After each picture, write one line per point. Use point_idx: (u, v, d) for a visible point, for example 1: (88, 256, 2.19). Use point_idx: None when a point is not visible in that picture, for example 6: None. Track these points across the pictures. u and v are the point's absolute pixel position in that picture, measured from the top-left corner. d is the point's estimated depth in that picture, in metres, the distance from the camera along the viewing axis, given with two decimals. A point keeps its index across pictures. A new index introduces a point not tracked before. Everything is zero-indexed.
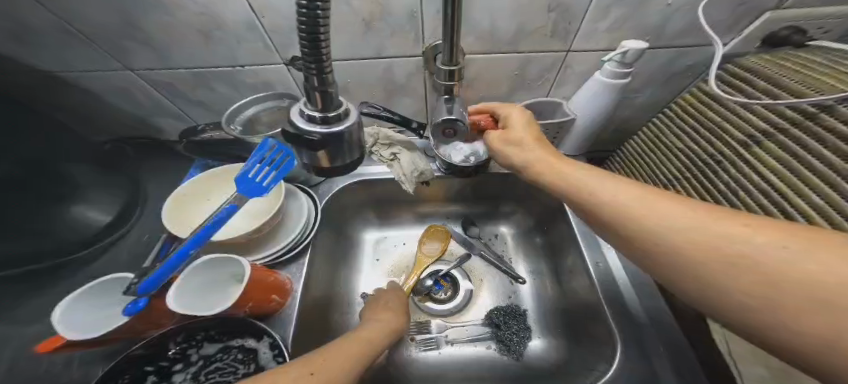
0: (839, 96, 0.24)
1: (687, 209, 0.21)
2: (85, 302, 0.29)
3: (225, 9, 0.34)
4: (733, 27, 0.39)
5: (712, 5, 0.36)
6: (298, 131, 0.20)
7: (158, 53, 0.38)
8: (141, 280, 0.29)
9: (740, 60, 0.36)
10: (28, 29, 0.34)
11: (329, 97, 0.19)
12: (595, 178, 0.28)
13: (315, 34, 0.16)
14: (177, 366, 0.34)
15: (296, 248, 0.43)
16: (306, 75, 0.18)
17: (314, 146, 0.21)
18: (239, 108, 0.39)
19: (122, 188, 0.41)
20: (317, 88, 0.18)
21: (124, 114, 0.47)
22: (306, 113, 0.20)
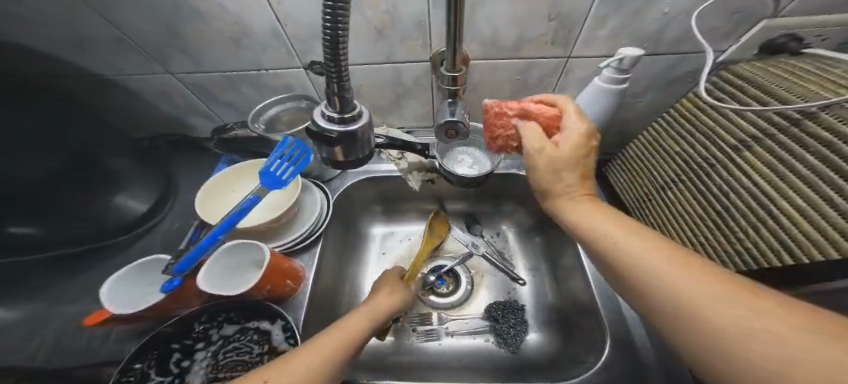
0: (822, 103, 0.25)
1: (681, 267, 0.22)
2: (127, 280, 0.33)
3: (253, 18, 0.38)
4: (730, 35, 0.40)
5: (705, 15, 0.38)
6: (318, 129, 0.24)
7: (192, 58, 0.43)
8: (178, 260, 0.33)
9: (735, 66, 0.37)
10: (84, 37, 0.39)
11: (346, 101, 0.23)
12: (612, 223, 0.28)
13: (336, 47, 0.19)
14: (200, 344, 0.37)
15: (310, 238, 0.47)
16: (327, 82, 0.21)
17: (332, 143, 0.24)
18: (262, 109, 0.44)
19: (155, 180, 0.45)
20: (337, 93, 0.22)
21: (159, 112, 0.52)
22: (326, 114, 0.23)
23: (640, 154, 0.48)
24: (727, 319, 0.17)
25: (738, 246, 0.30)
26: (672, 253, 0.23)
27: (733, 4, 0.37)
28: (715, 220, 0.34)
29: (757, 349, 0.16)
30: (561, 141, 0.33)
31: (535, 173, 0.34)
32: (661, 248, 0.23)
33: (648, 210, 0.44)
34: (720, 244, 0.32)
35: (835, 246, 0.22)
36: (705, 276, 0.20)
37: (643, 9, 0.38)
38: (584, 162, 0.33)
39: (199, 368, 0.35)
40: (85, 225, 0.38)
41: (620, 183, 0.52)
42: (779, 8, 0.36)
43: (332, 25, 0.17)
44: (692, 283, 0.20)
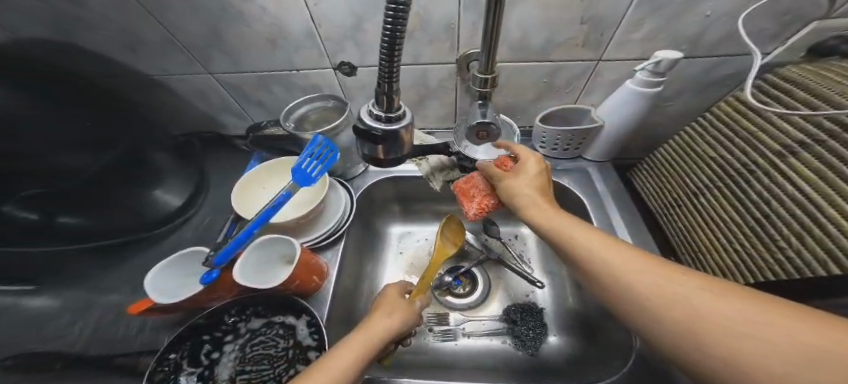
0: None
1: (648, 266, 0.23)
2: (167, 271, 0.35)
3: (293, 20, 0.39)
4: (776, 37, 0.39)
5: (753, 17, 0.37)
6: (365, 127, 0.25)
7: (232, 59, 0.44)
8: (218, 252, 0.35)
9: (782, 69, 0.36)
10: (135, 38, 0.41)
11: (393, 101, 0.23)
12: (574, 226, 0.29)
13: (393, 48, 0.20)
14: (228, 337, 0.37)
15: (332, 236, 0.47)
16: (378, 82, 0.22)
17: (377, 140, 0.25)
18: (293, 108, 0.45)
19: (190, 175, 0.47)
20: (386, 93, 0.23)
21: (193, 110, 0.54)
22: (373, 113, 0.24)
23: (675, 159, 0.46)
24: (695, 308, 0.19)
25: (780, 254, 0.30)
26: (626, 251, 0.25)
27: (785, 3, 0.36)
28: (753, 226, 0.33)
29: (730, 339, 0.17)
30: (524, 167, 0.37)
31: (509, 187, 0.36)
32: (617, 251, 0.25)
33: (681, 215, 0.44)
34: (759, 251, 0.32)
35: None
36: (660, 272, 0.22)
37: (681, 12, 0.37)
38: (541, 177, 0.37)
39: (227, 361, 0.36)
40: (128, 220, 0.40)
41: (647, 189, 0.52)
42: (830, 9, 0.35)
43: (392, 31, 0.19)
44: (660, 278, 0.21)
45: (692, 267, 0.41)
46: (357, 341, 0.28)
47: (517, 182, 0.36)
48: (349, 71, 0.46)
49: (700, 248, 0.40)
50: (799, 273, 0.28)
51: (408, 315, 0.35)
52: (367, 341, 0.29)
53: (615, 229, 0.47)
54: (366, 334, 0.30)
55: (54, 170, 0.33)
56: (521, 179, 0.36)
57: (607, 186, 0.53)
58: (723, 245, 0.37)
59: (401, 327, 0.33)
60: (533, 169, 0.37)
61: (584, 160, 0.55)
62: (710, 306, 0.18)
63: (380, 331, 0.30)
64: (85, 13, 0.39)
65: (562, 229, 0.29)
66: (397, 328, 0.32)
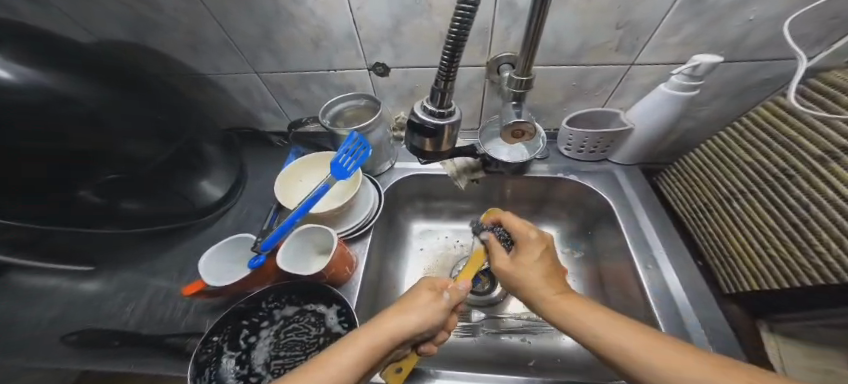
0: None
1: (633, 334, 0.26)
2: (219, 253, 0.38)
3: (340, 20, 0.41)
4: (822, 40, 0.39)
5: (796, 23, 0.37)
6: (420, 121, 0.30)
7: (278, 58, 0.47)
8: (264, 239, 0.37)
9: (826, 75, 0.35)
10: (196, 39, 0.45)
11: (445, 98, 0.28)
12: (595, 316, 0.28)
13: (454, 52, 0.25)
14: (264, 323, 0.39)
15: (360, 230, 0.49)
16: (436, 80, 0.27)
17: (427, 134, 0.30)
18: (329, 105, 0.47)
19: (232, 167, 0.50)
20: (442, 90, 0.27)
21: (235, 106, 0.57)
22: (427, 109, 0.30)
23: (704, 164, 0.47)
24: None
25: (818, 258, 0.30)
26: (627, 332, 0.26)
27: (832, 9, 0.36)
28: (790, 231, 0.33)
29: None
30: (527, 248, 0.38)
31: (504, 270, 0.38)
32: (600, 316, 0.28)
33: (711, 220, 0.44)
34: (796, 256, 0.32)
35: None
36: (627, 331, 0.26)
37: (721, 17, 0.38)
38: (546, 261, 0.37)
39: (263, 346, 0.37)
40: (179, 206, 0.43)
41: (673, 194, 0.52)
42: None
43: (456, 40, 0.24)
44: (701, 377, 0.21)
45: (721, 272, 0.42)
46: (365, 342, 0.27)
47: (531, 272, 0.35)
48: (383, 71, 0.48)
49: (731, 252, 0.40)
50: (838, 277, 0.28)
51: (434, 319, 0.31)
52: (375, 338, 0.27)
53: (641, 230, 0.48)
54: (377, 332, 0.28)
55: (133, 158, 0.35)
56: (526, 268, 0.36)
57: (634, 189, 0.53)
58: (757, 250, 0.37)
59: (421, 328, 0.30)
60: (537, 250, 0.38)
61: (610, 164, 0.56)
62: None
63: (387, 328, 0.28)
64: (154, 16, 0.42)
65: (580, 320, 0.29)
66: (412, 326, 0.30)
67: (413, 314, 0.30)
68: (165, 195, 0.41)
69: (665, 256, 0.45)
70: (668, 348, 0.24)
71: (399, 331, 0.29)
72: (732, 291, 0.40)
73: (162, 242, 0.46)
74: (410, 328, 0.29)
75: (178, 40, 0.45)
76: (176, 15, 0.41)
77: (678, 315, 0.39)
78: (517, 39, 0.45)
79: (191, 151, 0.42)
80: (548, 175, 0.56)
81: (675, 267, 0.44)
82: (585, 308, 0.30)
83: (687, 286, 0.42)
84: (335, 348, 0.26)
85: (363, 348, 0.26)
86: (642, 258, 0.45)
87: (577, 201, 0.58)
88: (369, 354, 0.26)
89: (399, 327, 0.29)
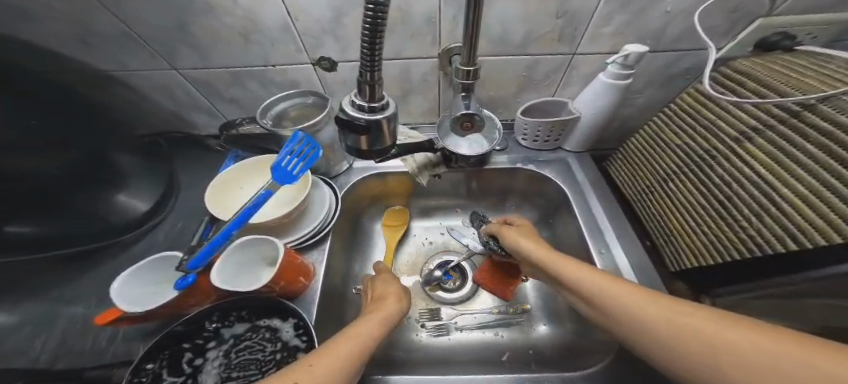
0: (821, 96, 0.27)
1: (654, 305, 0.25)
2: (137, 275, 0.31)
3: (264, 12, 0.37)
4: (728, 33, 0.43)
5: (707, 14, 0.40)
6: (349, 118, 0.24)
7: (199, 53, 0.42)
8: (190, 256, 0.31)
9: (732, 63, 0.39)
10: (89, 29, 0.39)
11: (376, 91, 0.22)
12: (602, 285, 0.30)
13: (374, 41, 0.19)
14: (211, 343, 0.35)
15: (317, 236, 0.46)
16: (360, 71, 0.21)
17: (359, 131, 0.24)
18: (270, 104, 0.43)
19: (159, 179, 0.44)
20: (370, 82, 0.22)
21: (158, 109, 0.51)
22: (355, 103, 0.23)
23: (644, 148, 0.49)
24: (712, 343, 0.20)
25: (743, 233, 0.32)
26: (664, 307, 0.25)
27: (733, 2, 0.39)
28: (718, 209, 0.35)
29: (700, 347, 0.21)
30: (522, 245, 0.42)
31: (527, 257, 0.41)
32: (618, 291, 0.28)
33: (653, 202, 0.46)
34: (726, 232, 0.34)
35: (837, 231, 0.23)
36: (666, 312, 0.24)
37: (646, 7, 0.39)
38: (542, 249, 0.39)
39: (212, 369, 0.33)
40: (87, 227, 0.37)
41: (621, 178, 0.54)
42: (773, 7, 0.38)
43: (374, 9, 0.18)
44: (678, 328, 0.23)
45: (667, 250, 0.43)
46: (363, 329, 0.30)
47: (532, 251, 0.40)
48: (330, 67, 0.45)
49: (672, 232, 0.42)
50: (763, 249, 0.29)
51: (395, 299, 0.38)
52: (372, 330, 0.31)
53: (593, 216, 0.50)
54: (373, 322, 0.32)
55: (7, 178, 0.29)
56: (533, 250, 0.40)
57: (586, 175, 0.55)
58: (692, 228, 0.39)
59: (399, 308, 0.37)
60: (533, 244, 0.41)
61: (563, 152, 0.58)
62: (693, 326, 0.22)
63: (382, 316, 0.34)
64: (33, 4, 0.35)
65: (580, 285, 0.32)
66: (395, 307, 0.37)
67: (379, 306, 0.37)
68: (70, 215, 0.36)
69: (616, 240, 0.47)
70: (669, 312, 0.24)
71: (391, 316, 0.35)
72: (678, 268, 0.41)
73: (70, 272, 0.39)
74: (393, 309, 0.36)
75: (72, 33, 0.39)
76: (57, 2, 0.35)
77: None
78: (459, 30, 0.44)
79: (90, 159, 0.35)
80: (508, 166, 0.57)
81: (624, 248, 0.46)
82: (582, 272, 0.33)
83: (635, 266, 0.44)
84: (339, 336, 0.29)
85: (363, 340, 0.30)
86: (596, 243, 0.47)
87: (538, 190, 0.59)
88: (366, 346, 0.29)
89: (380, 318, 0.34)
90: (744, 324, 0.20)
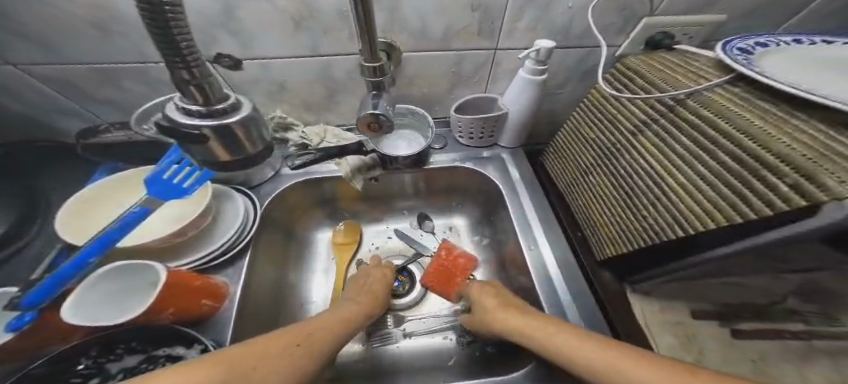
0: (687, 91, 0.31)
1: (602, 355, 0.25)
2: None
3: (118, 0, 0.32)
4: (621, 31, 0.44)
5: (599, 12, 0.41)
6: (173, 123, 0.19)
7: (43, 46, 0.35)
8: (28, 291, 0.26)
9: (625, 61, 0.41)
10: None
11: (207, 91, 0.19)
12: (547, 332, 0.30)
13: (171, 32, 0.15)
14: (92, 382, 0.30)
15: (229, 252, 0.41)
16: (170, 68, 0.17)
17: (202, 140, 0.20)
18: (148, 106, 0.31)
19: (19, 198, 0.38)
20: (193, 81, 0.18)
21: (11, 114, 0.43)
22: (182, 106, 0.19)
23: (566, 143, 0.50)
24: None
25: (641, 223, 0.32)
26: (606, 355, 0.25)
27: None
28: (622, 200, 0.36)
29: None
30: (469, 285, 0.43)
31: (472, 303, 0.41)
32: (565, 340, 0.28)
33: (577, 196, 0.47)
34: (630, 222, 0.34)
35: (709, 216, 0.24)
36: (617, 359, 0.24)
37: (551, 1, 0.39)
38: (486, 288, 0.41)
39: None
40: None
41: (554, 171, 0.54)
42: (653, 7, 0.41)
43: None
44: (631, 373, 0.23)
45: (592, 240, 0.44)
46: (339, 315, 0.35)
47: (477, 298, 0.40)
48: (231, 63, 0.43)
49: (593, 224, 0.43)
50: (657, 238, 0.30)
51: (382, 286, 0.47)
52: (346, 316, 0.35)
53: (525, 213, 0.49)
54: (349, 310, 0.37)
55: None
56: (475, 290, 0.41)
57: (521, 172, 0.54)
58: (606, 220, 0.39)
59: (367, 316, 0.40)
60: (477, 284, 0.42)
61: (499, 148, 0.57)
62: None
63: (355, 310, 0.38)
64: None
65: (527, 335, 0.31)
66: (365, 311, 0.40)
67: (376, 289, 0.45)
68: None
69: (544, 234, 0.47)
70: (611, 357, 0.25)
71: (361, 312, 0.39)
72: (602, 257, 0.41)
73: None
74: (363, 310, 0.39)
75: None
76: None
77: (553, 289, 0.41)
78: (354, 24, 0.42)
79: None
80: (447, 164, 0.55)
81: (552, 244, 0.46)
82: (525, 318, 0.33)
83: (560, 260, 0.44)
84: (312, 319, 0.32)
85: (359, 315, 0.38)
86: (527, 240, 0.47)
87: (478, 187, 0.58)
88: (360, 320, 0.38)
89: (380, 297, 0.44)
90: (680, 371, 0.22)
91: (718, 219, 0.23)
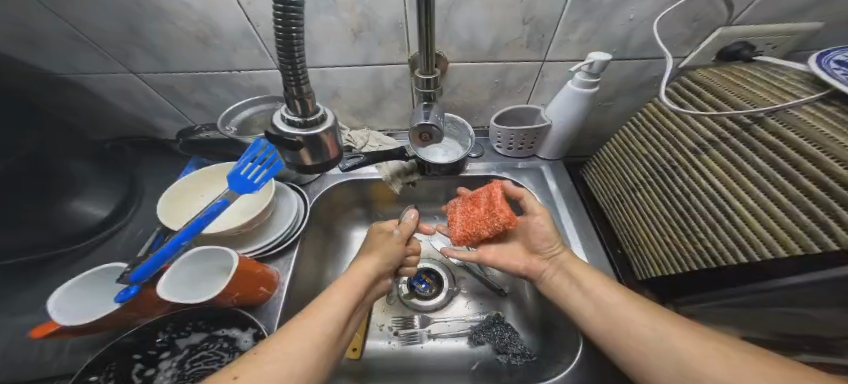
0: (769, 108, 0.27)
1: (656, 320, 0.28)
2: (78, 291, 0.31)
3: (218, 18, 0.37)
4: (693, 40, 0.42)
5: (669, 22, 0.40)
6: (277, 133, 0.22)
7: (156, 56, 0.42)
8: (134, 269, 0.31)
9: (693, 74, 0.38)
10: (41, 33, 0.38)
11: (307, 104, 0.22)
12: (604, 292, 0.33)
13: (291, 50, 0.18)
14: (165, 354, 0.34)
15: (282, 244, 0.45)
16: (284, 87, 0.20)
17: (296, 146, 0.23)
18: (233, 110, 0.42)
19: (119, 184, 0.44)
20: (295, 96, 0.21)
21: (121, 113, 0.51)
22: (286, 117, 0.23)
23: (615, 156, 0.48)
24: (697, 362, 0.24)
25: (699, 245, 0.31)
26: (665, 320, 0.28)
27: (694, 10, 0.38)
28: (678, 219, 0.34)
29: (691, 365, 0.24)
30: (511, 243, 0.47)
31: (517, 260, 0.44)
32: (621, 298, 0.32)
33: (623, 210, 0.45)
34: (685, 242, 0.33)
35: (783, 245, 0.23)
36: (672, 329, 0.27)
37: (609, 14, 0.39)
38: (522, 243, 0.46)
39: (164, 380, 0.33)
40: (33, 234, 0.37)
41: (595, 185, 0.53)
42: (732, 16, 0.39)
43: (283, 1, 0.17)
44: (682, 342, 0.26)
45: (636, 259, 0.42)
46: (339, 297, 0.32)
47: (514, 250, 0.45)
48: None
49: (639, 241, 0.42)
50: (718, 262, 0.29)
51: (381, 256, 0.40)
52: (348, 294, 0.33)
53: (563, 225, 0.49)
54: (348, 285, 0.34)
55: None
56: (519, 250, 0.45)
57: (558, 184, 0.54)
58: (656, 238, 0.38)
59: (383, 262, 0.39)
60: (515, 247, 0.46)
61: (537, 159, 0.57)
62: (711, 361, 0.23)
63: (360, 279, 0.35)
64: None
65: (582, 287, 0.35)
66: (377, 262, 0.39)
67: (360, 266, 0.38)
68: (19, 221, 0.35)
69: (581, 248, 0.47)
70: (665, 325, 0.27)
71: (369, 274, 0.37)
72: (645, 277, 0.40)
73: (26, 279, 0.39)
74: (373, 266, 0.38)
75: (21, 36, 0.39)
76: (5, 6, 0.35)
77: None
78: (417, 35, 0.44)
79: (34, 169, 0.35)
80: (483, 174, 0.56)
81: (589, 258, 0.45)
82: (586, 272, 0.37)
83: None
84: (303, 315, 0.29)
85: (340, 299, 0.32)
86: None
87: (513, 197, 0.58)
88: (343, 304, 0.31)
89: (361, 276, 0.36)
90: (739, 350, 0.23)
91: (791, 247, 0.22)
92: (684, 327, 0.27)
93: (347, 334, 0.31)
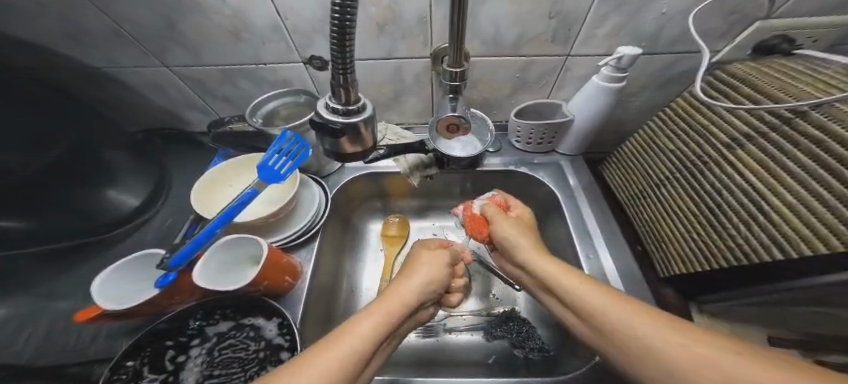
0: (813, 102, 0.26)
1: (646, 319, 0.23)
2: (116, 278, 0.32)
3: (250, 10, 0.37)
4: (726, 34, 0.42)
5: (702, 16, 0.39)
6: (321, 120, 0.23)
7: (188, 50, 0.42)
8: (174, 254, 0.32)
9: (730, 67, 0.38)
10: (80, 28, 0.39)
11: (350, 93, 0.23)
12: (591, 289, 0.28)
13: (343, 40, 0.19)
14: (195, 341, 0.34)
15: (305, 235, 0.46)
16: (332, 74, 0.21)
17: (336, 134, 0.24)
18: (261, 102, 0.43)
19: (149, 175, 0.46)
20: (342, 84, 0.22)
21: (149, 106, 0.52)
22: (329, 105, 0.23)
23: (639, 152, 0.48)
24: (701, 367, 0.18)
25: (730, 242, 0.31)
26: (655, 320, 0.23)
27: (729, 4, 0.38)
28: (708, 215, 0.34)
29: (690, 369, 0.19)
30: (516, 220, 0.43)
31: (506, 235, 0.40)
32: (604, 297, 0.27)
33: (646, 207, 0.45)
34: (714, 239, 0.33)
35: (821, 239, 0.23)
36: (668, 329, 0.22)
37: (642, 8, 0.39)
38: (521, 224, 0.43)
39: (194, 366, 0.33)
40: (71, 223, 0.38)
41: (615, 181, 0.53)
42: (772, 9, 0.38)
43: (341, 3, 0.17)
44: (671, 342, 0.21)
45: (657, 256, 0.42)
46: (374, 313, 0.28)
47: (505, 228, 0.41)
48: (322, 65, 0.44)
49: (663, 238, 0.41)
50: (748, 259, 0.29)
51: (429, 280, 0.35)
52: (385, 312, 0.28)
53: (583, 220, 0.49)
54: (385, 304, 0.29)
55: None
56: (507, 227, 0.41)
57: (577, 179, 0.54)
58: (682, 235, 0.38)
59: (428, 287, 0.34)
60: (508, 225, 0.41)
61: (556, 155, 0.57)
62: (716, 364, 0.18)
63: (400, 298, 0.31)
64: (23, 3, 0.36)
65: (564, 286, 0.30)
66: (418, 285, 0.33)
67: (402, 287, 0.32)
68: (62, 210, 0.37)
69: (603, 244, 0.47)
70: (655, 324, 0.22)
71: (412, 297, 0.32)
72: (667, 274, 0.40)
73: (59, 266, 0.40)
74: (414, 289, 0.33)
75: (62, 31, 0.40)
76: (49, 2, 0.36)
77: None
78: (443, 29, 0.44)
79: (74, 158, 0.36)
80: (500, 168, 0.56)
81: (611, 254, 0.45)
82: (567, 272, 0.32)
83: (621, 271, 0.43)
84: (335, 330, 0.25)
85: (376, 319, 0.27)
86: (585, 249, 0.46)
87: (530, 192, 0.58)
88: (369, 339, 0.25)
89: (402, 295, 0.31)
90: (758, 352, 0.18)
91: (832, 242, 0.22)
92: (683, 329, 0.21)
93: (359, 377, 0.24)
